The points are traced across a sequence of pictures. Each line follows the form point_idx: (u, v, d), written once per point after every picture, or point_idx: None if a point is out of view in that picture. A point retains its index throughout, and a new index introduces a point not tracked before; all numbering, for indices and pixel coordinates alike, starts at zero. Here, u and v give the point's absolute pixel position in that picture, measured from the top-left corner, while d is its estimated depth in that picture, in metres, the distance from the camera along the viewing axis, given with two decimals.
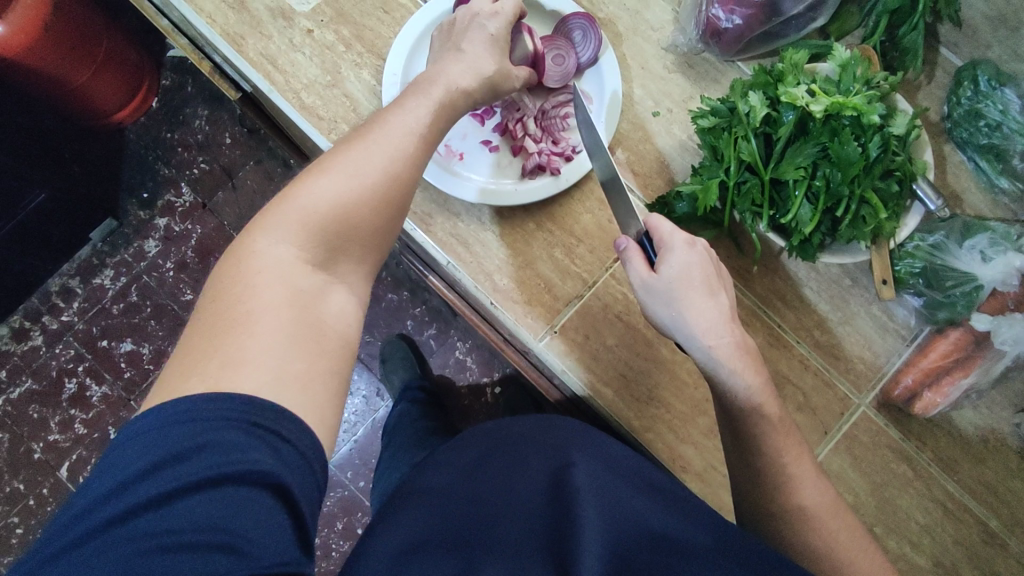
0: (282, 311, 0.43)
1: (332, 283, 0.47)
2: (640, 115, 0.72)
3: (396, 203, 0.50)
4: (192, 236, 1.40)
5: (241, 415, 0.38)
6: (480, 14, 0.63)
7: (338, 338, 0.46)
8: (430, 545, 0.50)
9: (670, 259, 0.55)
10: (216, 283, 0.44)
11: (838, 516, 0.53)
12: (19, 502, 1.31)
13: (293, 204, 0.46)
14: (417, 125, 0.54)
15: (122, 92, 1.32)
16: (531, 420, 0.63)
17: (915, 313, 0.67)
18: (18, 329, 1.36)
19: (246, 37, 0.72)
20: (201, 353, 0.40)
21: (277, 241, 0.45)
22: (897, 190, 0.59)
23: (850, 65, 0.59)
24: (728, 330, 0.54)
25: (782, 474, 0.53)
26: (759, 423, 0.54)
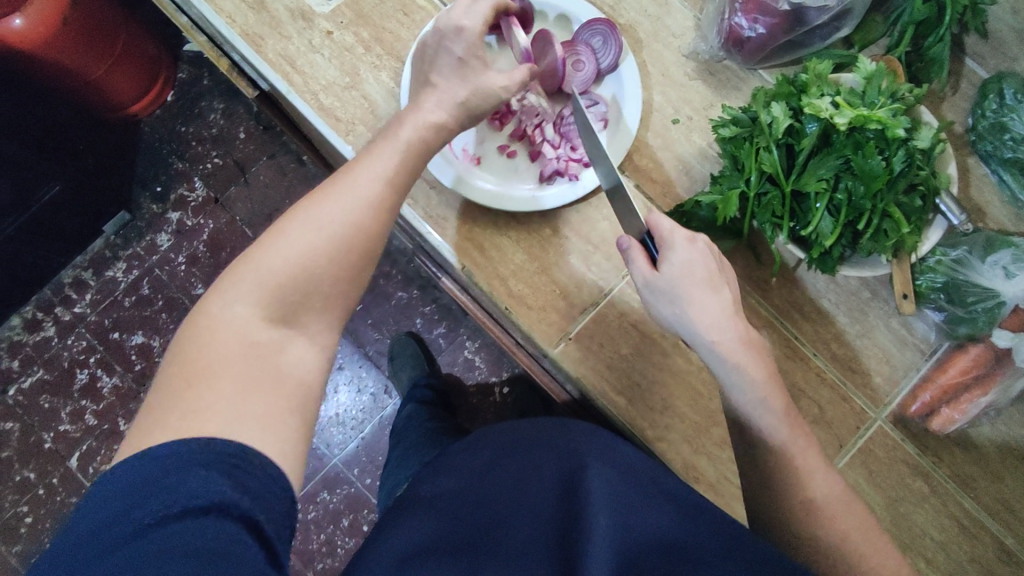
0: (238, 373, 0.42)
1: (295, 335, 0.46)
2: (659, 122, 0.72)
3: (364, 250, 0.48)
4: (204, 230, 1.41)
5: (201, 455, 0.38)
6: (446, 33, 0.58)
7: (298, 388, 0.44)
8: (440, 544, 0.51)
9: (673, 257, 0.54)
10: (178, 346, 0.43)
11: (852, 513, 0.52)
12: (30, 491, 1.32)
13: (253, 263, 0.45)
14: (387, 164, 0.52)
15: (138, 86, 1.34)
16: (541, 425, 0.63)
17: (935, 327, 0.67)
18: (31, 321, 1.38)
19: (265, 37, 0.72)
20: (163, 410, 0.40)
21: (235, 303, 0.44)
22: (921, 205, 0.59)
23: (875, 78, 0.58)
24: (734, 327, 0.54)
25: (791, 469, 0.52)
26: (765, 417, 0.53)
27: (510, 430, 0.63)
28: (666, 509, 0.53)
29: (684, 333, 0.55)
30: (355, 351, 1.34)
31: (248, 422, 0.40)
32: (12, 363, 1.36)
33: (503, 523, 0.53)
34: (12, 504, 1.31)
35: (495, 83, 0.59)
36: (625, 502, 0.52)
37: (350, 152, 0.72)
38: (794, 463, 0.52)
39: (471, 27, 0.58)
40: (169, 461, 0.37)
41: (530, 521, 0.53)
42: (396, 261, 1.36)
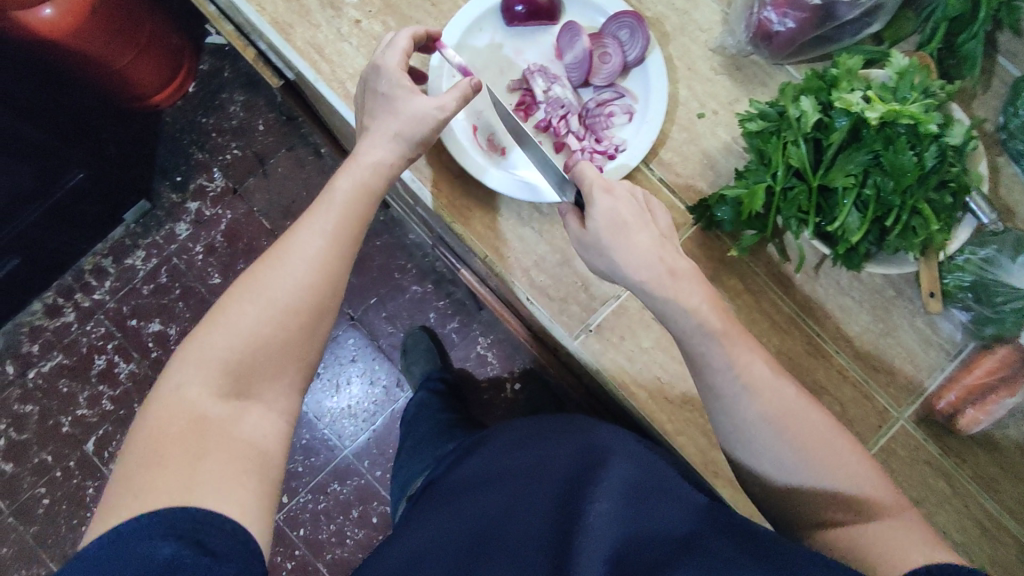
0: (184, 445, 0.44)
1: (246, 407, 0.48)
2: (685, 116, 0.71)
3: (307, 316, 0.51)
4: (222, 220, 1.43)
5: (155, 524, 0.41)
6: (370, 75, 0.62)
7: (252, 453, 0.47)
8: (449, 545, 0.58)
9: (594, 210, 0.57)
10: (136, 428, 0.47)
11: (804, 420, 0.51)
12: (47, 473, 1.34)
13: (199, 346, 0.48)
14: (327, 226, 0.54)
15: (161, 76, 1.35)
16: (564, 429, 0.67)
17: (961, 327, 0.67)
18: (51, 306, 1.40)
19: (294, 26, 0.73)
20: (122, 485, 0.43)
21: (184, 381, 0.47)
22: (951, 202, 0.58)
23: (908, 73, 0.58)
24: (661, 262, 0.56)
25: (734, 389, 0.52)
26: (701, 342, 0.54)
27: (530, 428, 0.71)
28: (670, 505, 0.54)
29: (622, 280, 0.57)
30: (369, 343, 1.34)
31: (201, 484, 0.43)
32: (32, 348, 1.39)
33: (505, 521, 0.58)
34: (29, 486, 1.34)
35: (425, 107, 0.60)
36: (632, 494, 0.55)
37: None
38: (736, 383, 0.53)
39: (389, 63, 0.62)
40: (122, 539, 0.40)
41: (532, 518, 0.57)
42: (411, 254, 1.37)
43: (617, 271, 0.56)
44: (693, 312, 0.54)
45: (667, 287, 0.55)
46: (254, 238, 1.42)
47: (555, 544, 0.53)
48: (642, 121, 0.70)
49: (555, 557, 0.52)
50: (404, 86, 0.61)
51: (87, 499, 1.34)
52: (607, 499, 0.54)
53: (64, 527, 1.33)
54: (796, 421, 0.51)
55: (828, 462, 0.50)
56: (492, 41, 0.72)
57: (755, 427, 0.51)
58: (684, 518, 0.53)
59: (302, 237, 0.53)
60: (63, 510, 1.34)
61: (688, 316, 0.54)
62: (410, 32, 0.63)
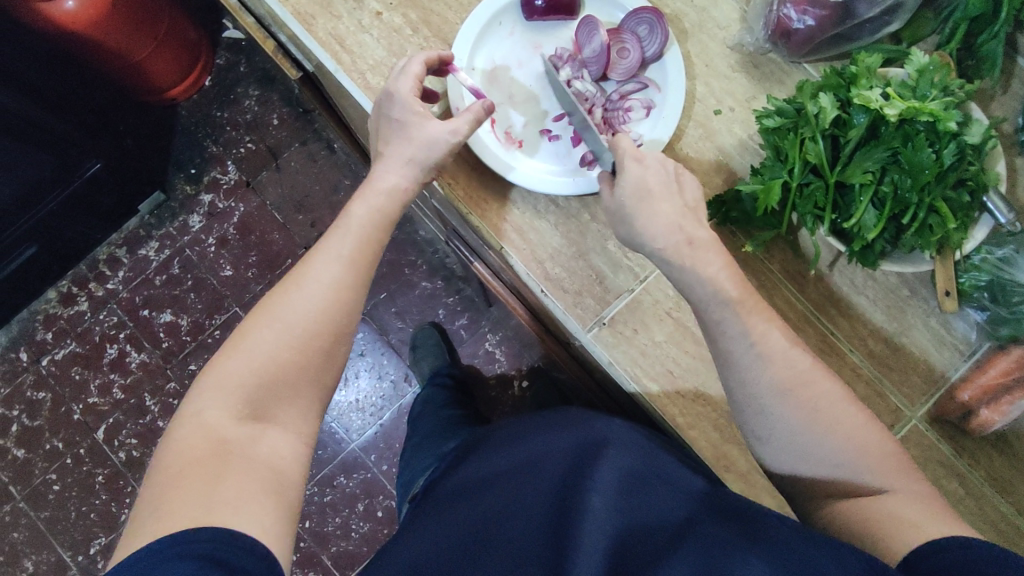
0: (208, 466, 0.46)
1: (267, 428, 0.49)
2: (702, 112, 0.72)
3: (325, 338, 0.53)
4: (235, 213, 1.44)
5: (173, 545, 0.41)
6: (385, 100, 0.64)
7: (271, 474, 0.48)
8: (444, 543, 0.57)
9: (623, 175, 0.59)
10: (161, 451, 0.48)
11: (814, 386, 0.53)
12: (57, 459, 1.36)
13: (221, 372, 0.50)
14: (344, 251, 0.57)
15: (179, 69, 1.37)
16: (557, 418, 0.69)
17: (976, 327, 0.67)
18: (66, 295, 1.42)
19: (317, 17, 0.74)
20: (148, 507, 0.44)
21: (208, 405, 0.48)
22: (969, 201, 0.58)
23: (927, 71, 0.58)
24: (682, 230, 0.58)
25: (747, 357, 0.54)
26: (715, 310, 0.56)
27: (528, 423, 0.71)
28: (665, 496, 0.57)
29: (643, 245, 0.59)
30: (378, 338, 1.35)
31: (222, 504, 0.44)
32: (46, 335, 1.40)
33: (503, 516, 0.58)
34: (40, 472, 1.35)
35: (439, 131, 0.62)
36: (627, 490, 0.57)
37: None
38: (750, 351, 0.54)
39: (404, 87, 0.63)
40: (151, 555, 0.40)
41: (529, 513, 0.58)
42: (421, 250, 1.37)
43: (638, 234, 0.58)
44: (734, 311, 0.55)
45: (685, 255, 0.57)
46: (266, 232, 1.44)
47: (552, 541, 0.54)
48: (659, 116, 0.70)
49: (553, 554, 0.53)
50: (417, 111, 0.62)
51: (97, 486, 1.36)
52: (600, 496, 0.55)
53: (74, 514, 1.34)
54: (807, 388, 0.52)
55: (852, 446, 0.51)
56: (511, 34, 0.72)
57: (767, 394, 0.53)
58: (679, 509, 0.56)
59: (321, 260, 0.55)
60: (73, 497, 1.35)
61: (705, 284, 0.56)
62: (422, 57, 0.64)
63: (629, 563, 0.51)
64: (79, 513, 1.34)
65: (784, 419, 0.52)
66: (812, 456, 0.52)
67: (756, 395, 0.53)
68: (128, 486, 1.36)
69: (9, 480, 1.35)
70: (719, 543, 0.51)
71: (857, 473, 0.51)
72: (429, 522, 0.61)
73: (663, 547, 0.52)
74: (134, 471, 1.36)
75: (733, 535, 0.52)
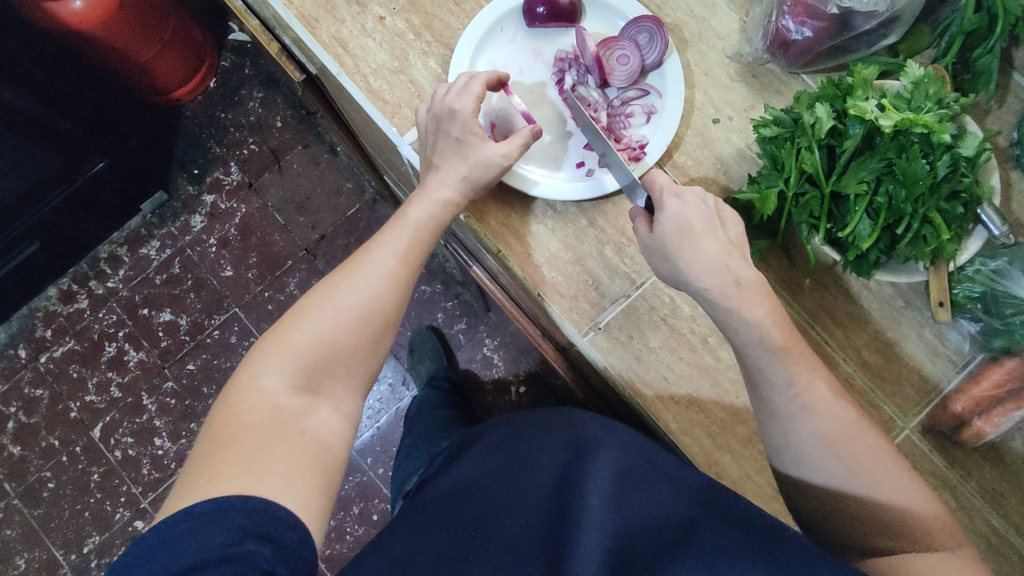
0: (262, 434, 0.48)
1: (317, 403, 0.52)
2: (701, 121, 0.72)
3: (374, 322, 0.55)
4: (236, 214, 1.45)
5: (183, 519, 0.42)
6: (444, 116, 0.65)
7: (317, 448, 0.50)
8: (440, 545, 0.56)
9: (663, 215, 0.60)
10: (216, 411, 0.50)
11: (859, 440, 0.54)
12: (54, 457, 1.36)
13: (283, 341, 0.52)
14: (399, 245, 0.60)
15: (184, 70, 1.38)
16: (546, 416, 0.70)
17: (969, 339, 0.66)
18: (66, 292, 1.42)
19: (321, 20, 0.75)
20: (196, 469, 0.46)
21: (267, 373, 0.50)
22: (962, 213, 0.58)
23: (922, 83, 0.59)
24: (728, 271, 0.58)
25: (790, 404, 0.55)
26: (761, 357, 0.57)
27: (522, 421, 0.71)
28: (666, 491, 0.58)
29: (687, 282, 0.60)
30: None
31: (267, 476, 0.46)
32: (45, 333, 1.41)
33: (502, 511, 0.59)
34: (35, 469, 1.35)
35: (494, 154, 0.65)
36: (624, 486, 0.58)
37: (395, 133, 0.74)
38: (794, 401, 0.55)
39: (466, 106, 0.65)
40: (195, 518, 0.42)
41: (528, 507, 0.59)
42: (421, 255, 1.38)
43: (682, 275, 0.60)
44: (737, 305, 0.58)
45: (732, 296, 0.58)
46: (266, 233, 1.44)
47: (551, 534, 0.56)
48: (658, 123, 0.71)
49: (553, 547, 0.54)
50: (477, 132, 0.65)
51: (91, 484, 1.35)
52: (598, 491, 0.57)
53: (68, 512, 1.34)
54: (848, 439, 0.54)
55: (873, 488, 0.53)
56: (513, 40, 0.73)
57: (806, 438, 0.55)
58: (680, 503, 0.57)
59: (383, 250, 0.58)
60: (67, 494, 1.35)
61: (751, 328, 0.57)
62: (481, 78, 0.66)
63: (634, 557, 0.52)
64: (73, 511, 1.34)
65: (821, 466, 0.54)
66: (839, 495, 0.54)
67: (794, 440, 0.55)
68: (123, 484, 1.35)
69: (5, 476, 1.35)
70: (723, 553, 0.51)
71: (877, 497, 0.53)
72: (427, 514, 0.62)
73: (665, 542, 0.53)
74: (128, 470, 1.36)
75: (736, 546, 0.51)
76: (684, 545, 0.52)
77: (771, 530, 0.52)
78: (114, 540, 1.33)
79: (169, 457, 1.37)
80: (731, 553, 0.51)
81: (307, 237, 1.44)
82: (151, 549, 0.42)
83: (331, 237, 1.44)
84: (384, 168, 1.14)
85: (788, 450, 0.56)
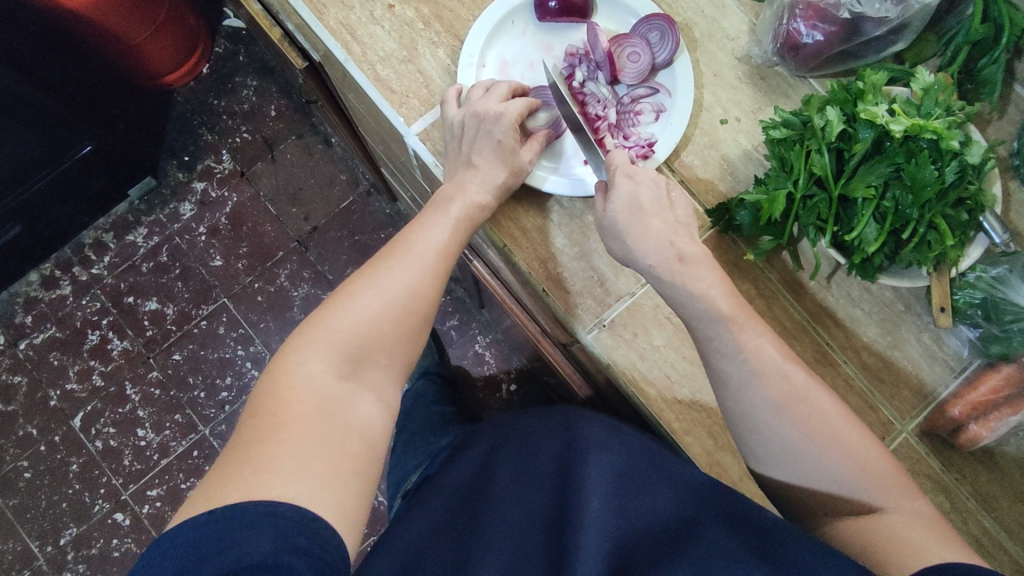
0: (310, 421, 0.50)
1: (359, 389, 0.54)
2: (708, 121, 0.72)
3: (415, 313, 0.59)
4: (227, 203, 1.42)
5: (208, 526, 0.43)
6: (488, 117, 0.67)
7: (356, 436, 0.52)
8: (441, 544, 0.59)
9: (615, 192, 0.64)
10: (259, 393, 0.52)
11: (809, 404, 0.56)
12: (31, 447, 1.33)
13: (327, 327, 0.55)
14: (438, 241, 0.63)
15: (176, 54, 1.35)
16: (545, 416, 0.72)
17: (968, 344, 0.67)
18: (48, 278, 1.39)
19: (328, 6, 0.74)
20: (239, 463, 0.47)
21: (310, 358, 0.53)
22: (966, 219, 0.59)
23: (932, 90, 0.60)
24: (673, 247, 0.62)
25: (741, 373, 0.58)
26: (712, 328, 0.59)
27: (517, 423, 0.73)
28: (664, 492, 0.60)
29: (635, 261, 0.63)
30: None
31: (295, 477, 0.47)
32: (25, 319, 1.37)
33: (498, 518, 0.60)
34: (11, 458, 1.32)
35: (525, 162, 0.68)
36: (622, 487, 0.61)
37: (402, 123, 0.73)
38: (744, 368, 0.58)
39: (511, 115, 0.68)
40: (230, 521, 0.43)
41: (526, 511, 0.61)
42: None
43: (632, 252, 0.63)
44: (682, 278, 0.61)
45: (675, 272, 0.61)
46: (257, 223, 1.42)
47: (553, 535, 0.58)
48: (667, 122, 0.71)
49: (556, 547, 0.56)
50: (513, 139, 0.68)
51: (70, 475, 1.32)
52: (598, 494, 0.59)
53: (44, 503, 1.31)
54: (816, 416, 0.56)
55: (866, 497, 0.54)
56: (523, 34, 0.73)
57: (780, 427, 0.56)
58: (679, 504, 0.59)
59: (422, 245, 0.62)
60: (45, 485, 1.32)
61: (698, 301, 0.60)
62: (523, 101, 0.69)
63: (632, 555, 0.54)
64: (50, 502, 1.31)
65: (782, 437, 0.56)
66: (811, 469, 0.55)
67: (755, 414, 0.57)
68: (103, 476, 1.32)
69: None
70: (720, 557, 0.51)
71: (856, 494, 0.54)
72: (427, 514, 0.62)
73: (666, 546, 0.54)
74: (109, 460, 1.33)
75: (738, 547, 0.52)
76: (685, 544, 0.54)
77: (769, 525, 0.53)
78: (93, 532, 1.30)
79: (151, 449, 1.34)
80: (732, 553, 0.51)
81: (298, 228, 1.42)
82: (179, 548, 0.42)
83: (323, 229, 1.42)
84: (383, 159, 1.13)
85: (787, 454, 0.56)
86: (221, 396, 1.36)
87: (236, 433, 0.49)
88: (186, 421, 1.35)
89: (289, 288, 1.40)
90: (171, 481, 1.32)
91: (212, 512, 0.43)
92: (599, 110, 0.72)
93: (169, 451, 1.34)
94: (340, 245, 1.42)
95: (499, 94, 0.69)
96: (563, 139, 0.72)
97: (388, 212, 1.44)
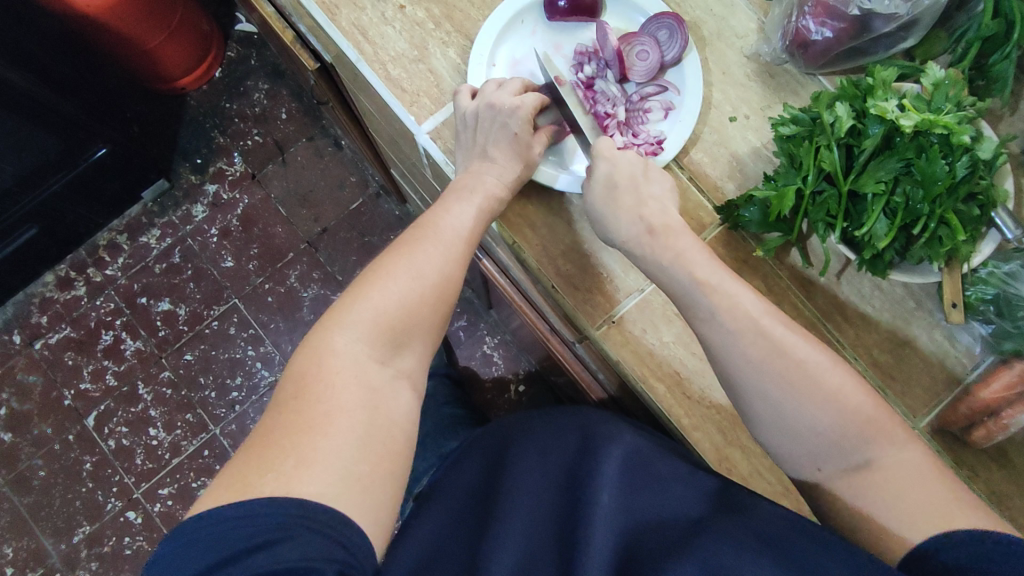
0: (358, 411, 0.51)
1: (397, 377, 0.56)
2: (718, 119, 0.73)
3: (447, 298, 0.61)
4: (238, 205, 1.44)
5: (247, 515, 0.44)
6: (504, 110, 0.67)
7: (397, 433, 0.53)
8: (452, 543, 0.59)
9: (594, 175, 0.66)
10: (298, 371, 0.52)
11: (793, 360, 0.55)
12: (46, 445, 1.34)
13: (367, 309, 0.56)
14: (463, 227, 0.65)
15: (188, 60, 1.37)
16: (555, 419, 0.74)
17: (980, 341, 0.67)
18: (64, 279, 1.41)
19: (341, 7, 0.75)
20: (279, 452, 0.48)
21: (351, 339, 0.54)
22: (977, 214, 0.59)
23: (942, 85, 0.60)
24: (643, 221, 0.64)
25: (723, 333, 0.58)
26: (688, 291, 0.60)
27: (530, 423, 0.75)
28: (674, 492, 0.61)
29: (611, 239, 0.66)
30: None
31: (320, 464, 0.47)
32: (41, 319, 1.40)
33: (511, 510, 0.60)
34: (26, 457, 1.34)
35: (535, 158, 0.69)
36: (634, 482, 0.62)
37: (412, 122, 0.74)
38: (725, 330, 0.58)
39: (526, 108, 0.68)
40: (265, 515, 0.44)
41: (531, 508, 0.61)
42: None
43: (608, 230, 0.66)
44: (648, 250, 0.63)
45: (647, 244, 0.63)
46: (268, 225, 1.43)
47: (561, 532, 0.58)
48: (676, 119, 0.71)
49: (564, 542, 0.56)
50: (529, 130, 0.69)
51: (83, 474, 1.34)
52: (610, 489, 0.60)
53: (58, 501, 1.32)
54: (839, 406, 0.54)
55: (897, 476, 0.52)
56: (533, 33, 0.74)
57: (813, 422, 0.54)
58: (688, 504, 0.59)
59: (449, 231, 0.64)
60: (59, 483, 1.33)
61: (677, 266, 0.61)
62: (536, 95, 0.69)
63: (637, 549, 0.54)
64: (63, 500, 1.32)
65: (811, 419, 0.54)
66: (805, 440, 0.55)
67: (775, 405, 0.55)
68: (115, 474, 1.34)
69: None
70: (726, 544, 0.50)
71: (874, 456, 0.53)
72: (440, 514, 0.63)
73: (670, 536, 0.54)
74: (122, 459, 1.34)
75: (743, 535, 0.52)
76: (692, 534, 0.53)
77: (793, 523, 0.54)
78: (105, 530, 1.31)
79: (162, 448, 1.35)
80: (736, 538, 0.51)
81: (309, 230, 1.44)
82: (217, 531, 0.43)
83: (333, 230, 1.44)
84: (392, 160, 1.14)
85: (794, 437, 0.55)
86: (232, 396, 1.38)
87: (277, 417, 0.50)
88: (197, 421, 1.36)
89: (299, 289, 1.41)
90: (182, 480, 1.34)
91: (250, 504, 0.44)
92: (608, 109, 0.72)
93: (181, 450, 1.35)
94: (350, 246, 1.43)
95: (512, 89, 0.70)
96: (570, 139, 0.73)
97: (397, 214, 1.45)
